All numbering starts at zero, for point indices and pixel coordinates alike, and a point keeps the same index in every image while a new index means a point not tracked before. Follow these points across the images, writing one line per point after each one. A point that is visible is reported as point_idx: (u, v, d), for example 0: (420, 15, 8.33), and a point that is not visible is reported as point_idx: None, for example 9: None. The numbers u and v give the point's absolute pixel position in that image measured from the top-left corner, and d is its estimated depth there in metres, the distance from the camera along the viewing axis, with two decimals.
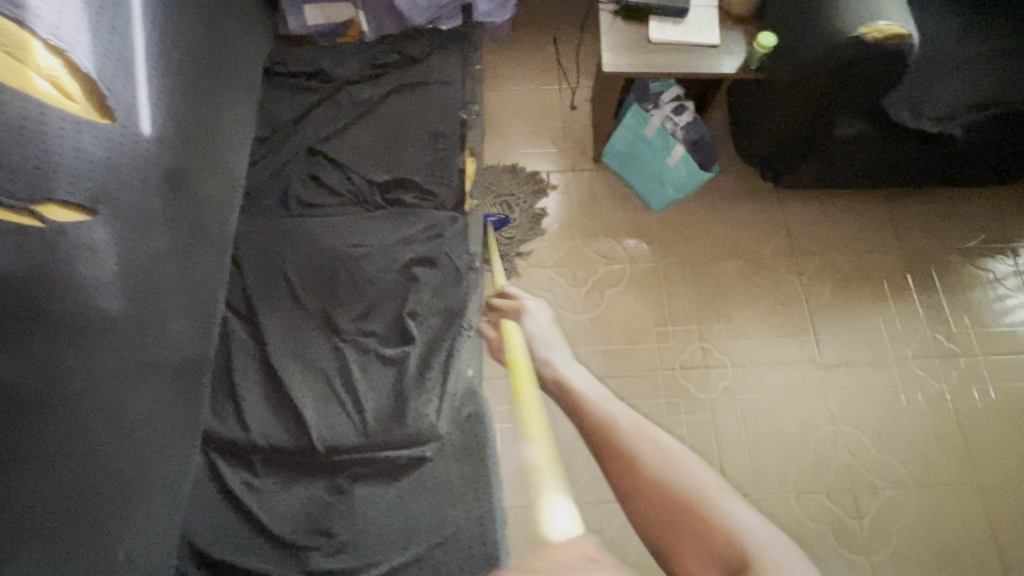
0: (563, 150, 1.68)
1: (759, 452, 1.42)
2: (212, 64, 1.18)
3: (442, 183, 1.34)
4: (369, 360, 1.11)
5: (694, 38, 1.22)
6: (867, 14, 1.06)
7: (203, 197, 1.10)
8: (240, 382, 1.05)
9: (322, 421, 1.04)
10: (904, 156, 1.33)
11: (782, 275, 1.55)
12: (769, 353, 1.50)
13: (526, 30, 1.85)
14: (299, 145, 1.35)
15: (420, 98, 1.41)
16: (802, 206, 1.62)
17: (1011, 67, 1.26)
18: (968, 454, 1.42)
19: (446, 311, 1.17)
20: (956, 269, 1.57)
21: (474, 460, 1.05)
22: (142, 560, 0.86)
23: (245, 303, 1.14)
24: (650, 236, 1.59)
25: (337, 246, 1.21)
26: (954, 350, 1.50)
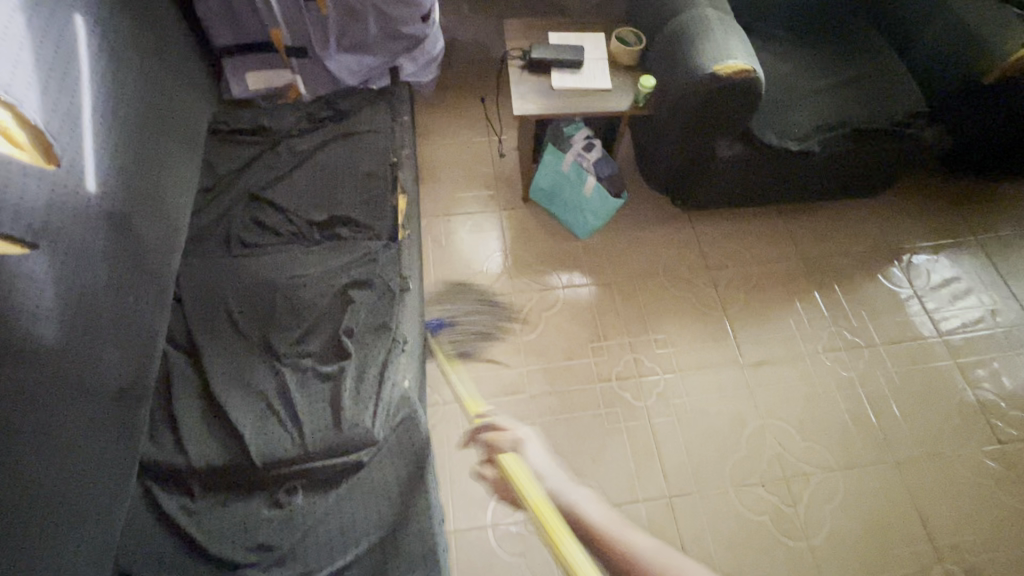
0: (498, 194, 1.98)
1: (694, 451, 1.57)
2: (155, 120, 1.28)
3: (375, 217, 1.39)
4: (306, 379, 1.14)
5: (588, 84, 1.52)
6: (720, 54, 1.35)
7: (144, 236, 1.19)
8: (180, 411, 1.10)
9: (258, 442, 1.05)
10: (786, 167, 1.62)
11: (694, 285, 1.82)
12: (694, 357, 1.70)
13: (460, 97, 2.16)
14: (240, 191, 1.42)
15: (351, 144, 1.51)
16: (711, 232, 1.91)
17: (849, 96, 1.59)
18: (882, 433, 1.61)
19: (379, 326, 1.21)
20: (840, 273, 1.88)
21: (409, 463, 1.06)
22: None
23: (186, 336, 1.21)
24: (581, 263, 1.85)
25: (278, 278, 1.28)
26: (845, 343, 1.75)
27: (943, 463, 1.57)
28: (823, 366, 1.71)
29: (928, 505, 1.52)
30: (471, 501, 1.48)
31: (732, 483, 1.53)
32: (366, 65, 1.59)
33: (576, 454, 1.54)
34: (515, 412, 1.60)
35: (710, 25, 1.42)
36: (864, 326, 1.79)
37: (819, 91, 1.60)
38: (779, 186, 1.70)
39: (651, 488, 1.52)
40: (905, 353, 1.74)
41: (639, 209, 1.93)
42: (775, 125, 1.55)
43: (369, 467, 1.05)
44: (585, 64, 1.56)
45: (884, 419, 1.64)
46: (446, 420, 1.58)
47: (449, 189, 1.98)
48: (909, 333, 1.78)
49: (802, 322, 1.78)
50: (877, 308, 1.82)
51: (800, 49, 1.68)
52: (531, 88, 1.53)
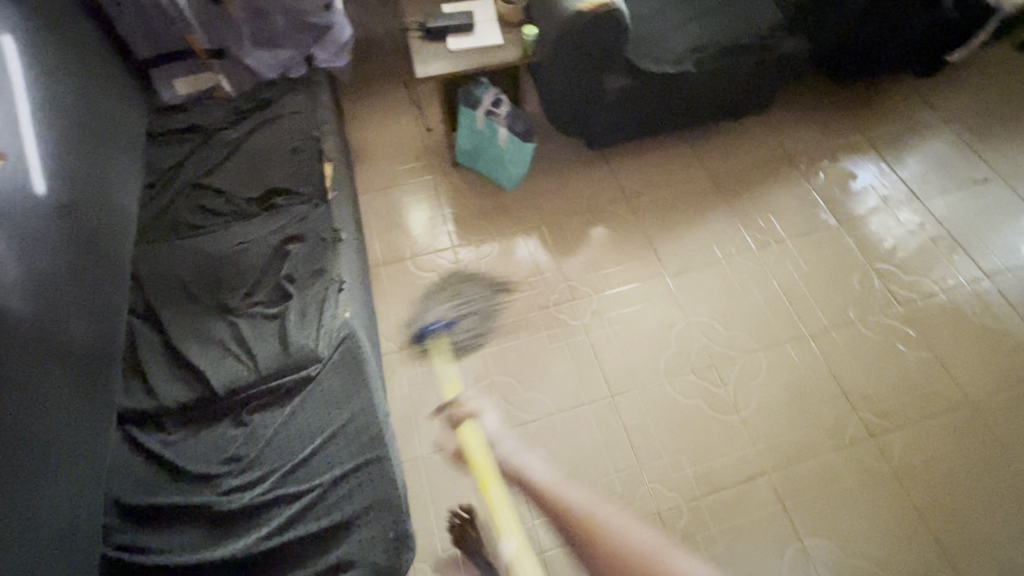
0: (429, 163, 2.15)
1: (632, 356, 1.73)
2: (91, 127, 1.43)
3: (305, 185, 1.55)
4: (256, 323, 1.28)
5: (481, 42, 1.70)
6: None
7: (91, 224, 1.33)
8: (147, 363, 1.24)
9: (219, 373, 1.19)
10: (673, 91, 1.80)
11: (617, 216, 1.99)
12: (622, 277, 1.87)
13: (383, 84, 2.33)
14: (182, 183, 1.57)
15: (278, 128, 1.66)
16: (626, 165, 2.09)
17: (712, 21, 1.78)
18: (797, 313, 1.79)
19: (317, 271, 1.36)
20: (746, 185, 2.06)
21: (352, 371, 1.20)
22: (76, 519, 1.02)
23: (146, 307, 1.35)
24: (511, 210, 2.02)
25: (225, 248, 1.43)
26: (756, 244, 1.93)
27: (851, 331, 1.76)
28: (737, 265, 1.88)
29: (837, 363, 1.71)
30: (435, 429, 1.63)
31: (668, 377, 1.69)
32: (283, 58, 1.74)
33: (525, 376, 1.70)
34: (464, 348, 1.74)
35: None
36: (771, 227, 1.97)
37: (686, 19, 1.78)
38: (673, 111, 1.89)
39: (596, 391, 1.68)
40: (810, 244, 1.93)
41: (558, 156, 2.10)
42: (652, 54, 1.73)
43: (318, 381, 1.19)
44: (477, 27, 1.74)
45: (797, 301, 1.81)
46: (403, 365, 1.73)
47: (385, 166, 2.15)
48: (813, 226, 1.97)
49: (716, 231, 1.96)
50: (780, 208, 2.01)
51: None
52: (431, 53, 1.70)
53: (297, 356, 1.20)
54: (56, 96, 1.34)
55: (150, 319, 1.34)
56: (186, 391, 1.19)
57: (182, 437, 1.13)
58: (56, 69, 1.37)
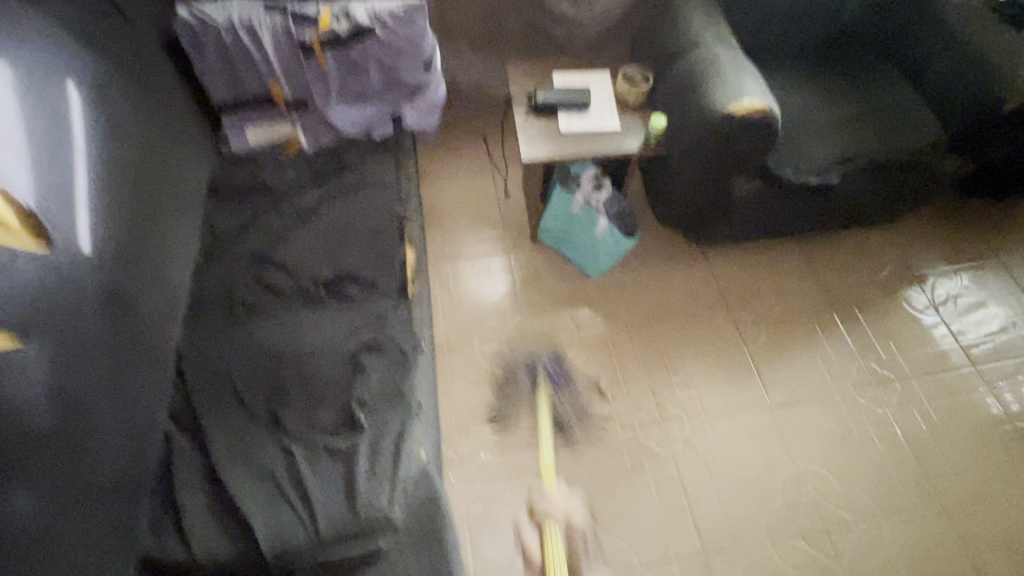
0: (506, 234, 1.94)
1: (729, 505, 1.48)
2: (153, 187, 1.24)
3: (383, 274, 1.34)
4: (317, 458, 1.06)
5: (598, 126, 1.48)
6: (733, 94, 1.31)
7: (137, 311, 1.12)
8: (181, 495, 1.02)
9: (269, 529, 0.97)
10: (805, 200, 1.57)
11: (715, 324, 1.75)
12: (720, 402, 1.63)
13: (462, 136, 2.12)
14: (243, 252, 1.37)
15: (357, 198, 1.46)
16: (726, 264, 1.86)
17: (861, 126, 1.55)
18: (926, 474, 1.53)
19: (393, 394, 1.14)
20: (863, 304, 1.81)
21: (431, 547, 0.97)
22: None
23: (187, 412, 1.14)
24: (594, 302, 1.80)
25: (285, 346, 1.21)
26: (876, 378, 1.67)
27: (989, 505, 1.49)
28: (854, 404, 1.63)
29: (973, 546, 1.44)
30: (495, 568, 1.39)
31: (771, 539, 1.44)
32: (368, 115, 1.55)
33: (602, 514, 1.46)
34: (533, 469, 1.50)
35: (722, 64, 1.38)
36: (893, 360, 1.71)
37: (831, 122, 1.56)
38: (799, 219, 1.66)
39: (685, 544, 1.43)
40: (939, 387, 1.67)
41: (651, 246, 1.88)
42: (794, 160, 1.51)
43: (389, 556, 0.96)
44: (592, 106, 1.53)
45: (924, 457, 1.55)
46: (463, 479, 1.50)
47: (456, 232, 1.94)
48: (941, 364, 1.70)
49: (828, 356, 1.71)
50: (902, 338, 1.75)
51: (803, 79, 1.65)
52: (538, 132, 1.49)
53: (374, 519, 0.98)
54: (115, 156, 1.14)
55: (190, 429, 1.12)
56: (227, 545, 0.97)
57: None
58: (124, 122, 1.18)
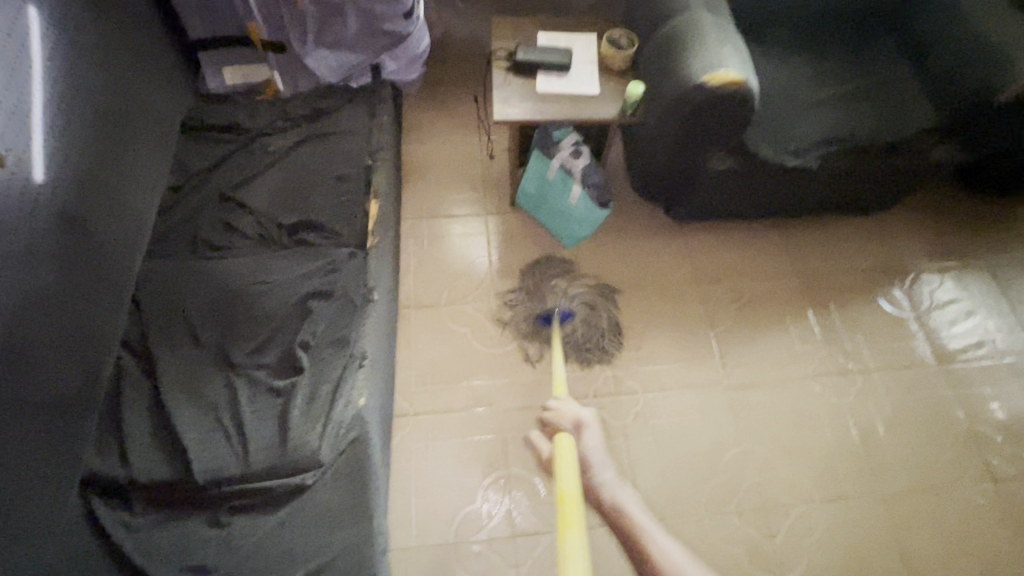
0: (486, 196, 1.92)
1: (672, 478, 1.51)
2: (121, 114, 1.25)
3: (344, 224, 1.35)
4: (258, 394, 1.10)
5: (575, 89, 1.45)
6: (710, 63, 1.27)
7: (98, 237, 1.15)
8: (128, 417, 1.08)
9: (203, 455, 1.02)
10: (782, 183, 1.53)
11: (685, 301, 1.74)
12: (678, 378, 1.64)
13: (452, 93, 2.08)
14: (211, 192, 1.38)
15: (328, 146, 1.46)
16: (704, 243, 1.83)
17: (851, 109, 1.49)
18: (872, 464, 1.54)
19: (338, 341, 1.16)
20: (838, 294, 1.78)
21: (355, 486, 1.02)
22: None
23: (141, 340, 1.18)
24: (565, 270, 1.79)
25: (241, 285, 1.24)
26: (838, 369, 1.67)
27: (931, 501, 1.51)
28: (812, 392, 1.63)
29: (906, 536, 1.46)
30: (437, 515, 1.44)
31: (709, 513, 1.47)
32: (347, 63, 1.52)
33: (544, 471, 1.50)
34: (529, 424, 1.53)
35: (706, 31, 1.32)
36: (858, 351, 1.70)
37: (819, 102, 1.50)
38: (775, 201, 1.62)
39: (625, 512, 1.46)
40: (901, 383, 1.66)
41: (630, 219, 1.86)
42: (772, 140, 1.46)
43: (314, 491, 1.02)
44: (574, 68, 1.48)
45: (871, 447, 1.57)
46: (415, 431, 1.53)
47: (436, 190, 1.92)
48: (906, 360, 1.69)
49: (793, 342, 1.70)
50: (872, 331, 1.73)
51: (798, 54, 1.59)
52: (515, 91, 1.46)
53: (303, 456, 1.02)
54: (84, 85, 1.15)
55: (142, 357, 1.16)
56: (164, 467, 1.02)
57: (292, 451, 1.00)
58: (91, 48, 1.18)
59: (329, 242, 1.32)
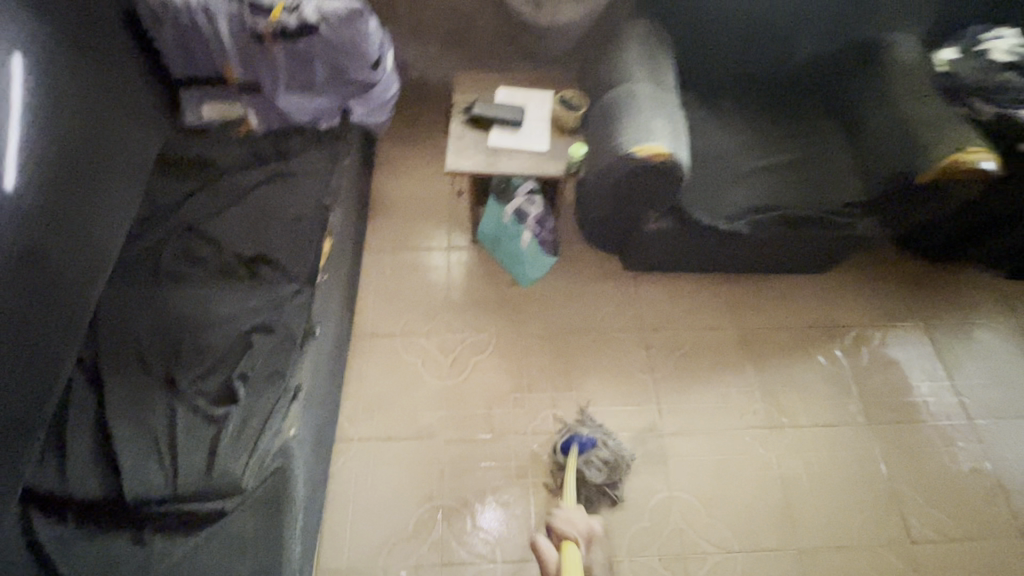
0: (449, 233, 2.01)
1: (598, 520, 1.57)
2: (93, 151, 1.36)
3: (297, 259, 1.44)
4: (193, 421, 1.18)
5: (524, 145, 1.54)
6: (641, 135, 1.36)
7: (59, 264, 1.24)
8: (71, 436, 1.16)
9: (134, 477, 1.10)
10: (720, 243, 1.61)
11: (628, 346, 1.82)
12: (614, 421, 1.70)
13: (426, 131, 2.19)
14: (177, 223, 1.48)
15: (290, 184, 1.56)
16: (653, 290, 1.91)
17: (785, 180, 1.58)
18: (794, 518, 1.60)
19: (274, 374, 1.26)
20: (777, 348, 1.85)
21: (271, 514, 1.10)
22: None
23: (95, 362, 1.27)
24: (517, 308, 1.87)
25: (192, 315, 1.33)
26: (770, 422, 1.73)
27: (848, 558, 1.56)
28: (742, 442, 1.70)
29: None
30: (368, 541, 1.51)
31: (630, 555, 1.53)
32: (318, 106, 1.63)
33: (476, 504, 1.57)
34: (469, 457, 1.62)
35: (641, 102, 1.42)
36: (790, 405, 1.76)
37: (753, 170, 1.59)
38: (716, 259, 1.70)
39: None
40: (829, 439, 1.72)
41: (583, 264, 1.95)
42: (708, 203, 1.55)
43: (231, 516, 1.09)
44: (525, 125, 1.58)
45: (794, 499, 1.63)
46: (356, 458, 1.60)
47: (402, 223, 2.02)
48: (837, 417, 1.76)
49: (729, 393, 1.77)
50: (806, 386, 1.80)
51: (741, 122, 1.68)
52: (468, 144, 1.55)
53: (226, 483, 1.11)
54: (57, 123, 1.26)
55: (92, 378, 1.25)
56: (98, 485, 1.10)
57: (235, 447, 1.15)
58: (68, 92, 1.30)
59: (278, 276, 1.41)
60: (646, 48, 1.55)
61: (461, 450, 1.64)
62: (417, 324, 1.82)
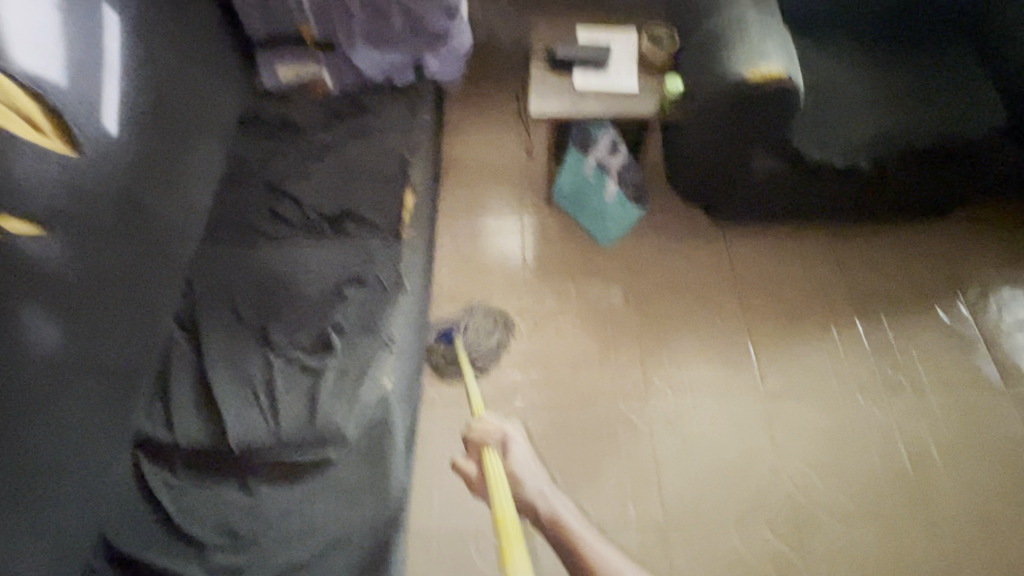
0: (521, 194, 1.93)
1: (697, 486, 1.46)
2: (182, 108, 1.35)
3: (381, 213, 1.40)
4: (291, 372, 1.16)
5: (612, 86, 1.43)
6: (753, 58, 1.25)
7: (155, 220, 1.25)
8: (175, 387, 1.16)
9: (237, 426, 1.09)
10: (831, 185, 1.47)
11: (721, 305, 1.69)
12: (710, 383, 1.59)
13: (494, 92, 2.12)
14: (261, 181, 1.46)
15: (367, 140, 1.52)
16: (744, 245, 1.77)
17: (909, 109, 1.42)
18: (920, 487, 1.44)
19: (368, 324, 1.22)
20: (891, 304, 1.68)
21: (375, 463, 1.07)
22: (50, 556, 0.95)
23: (192, 316, 1.27)
24: (598, 268, 1.77)
25: (281, 269, 1.31)
26: (888, 383, 1.57)
27: (988, 531, 1.39)
28: (856, 405, 1.54)
29: (953, 567, 1.36)
30: (458, 505, 1.46)
31: (736, 524, 1.41)
32: (393, 61, 1.59)
33: (568, 469, 1.49)
34: (558, 420, 1.55)
35: (748, 26, 1.30)
36: (910, 365, 1.59)
37: (871, 101, 1.43)
38: (822, 205, 1.54)
39: (645, 513, 1.43)
40: (957, 401, 1.54)
41: (667, 220, 1.83)
42: (820, 139, 1.41)
43: (335, 466, 1.07)
44: (612, 65, 1.48)
45: (920, 466, 1.47)
46: (441, 421, 1.56)
47: (474, 186, 1.96)
48: (966, 379, 1.57)
49: (837, 352, 1.61)
50: (926, 344, 1.62)
51: (851, 51, 1.52)
52: (552, 87, 1.46)
53: (329, 432, 1.07)
54: (148, 78, 1.26)
55: (191, 332, 1.25)
56: (203, 433, 1.09)
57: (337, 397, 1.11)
58: (157, 48, 1.29)
59: (362, 229, 1.38)
60: None
61: (549, 411, 1.57)
62: (496, 286, 1.76)
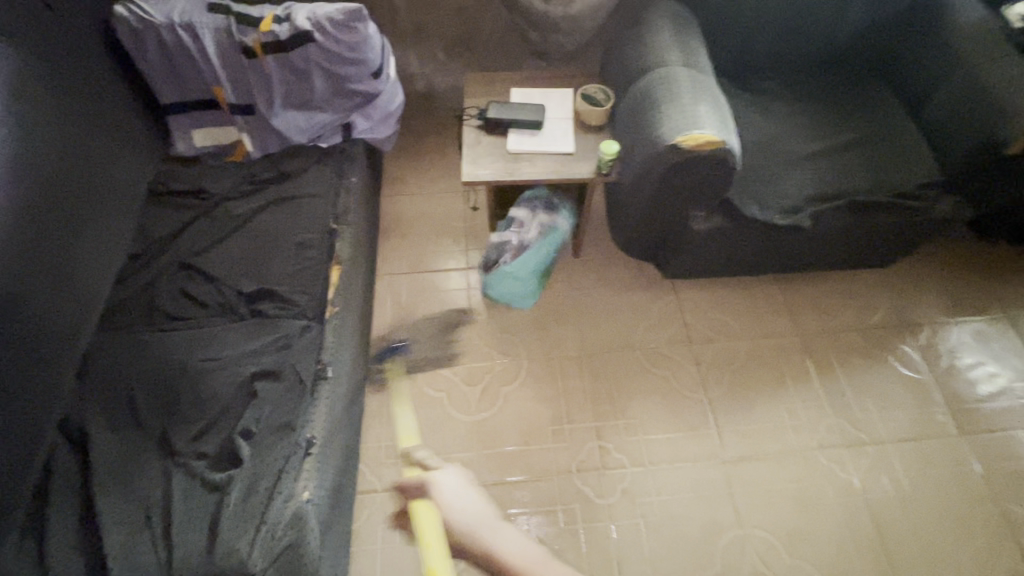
0: (466, 252, 1.84)
1: (660, 568, 1.36)
2: (74, 185, 1.22)
3: (304, 292, 1.28)
4: (192, 488, 1.02)
5: (548, 147, 1.38)
6: (686, 123, 1.20)
7: (36, 319, 1.08)
8: (55, 515, 1.00)
9: (123, 564, 0.94)
10: (776, 241, 1.43)
11: (675, 362, 1.63)
12: (668, 450, 1.50)
13: (436, 145, 2.04)
14: (170, 260, 1.33)
15: (290, 210, 1.41)
16: (697, 299, 1.73)
17: (846, 164, 1.40)
18: (888, 552, 1.38)
19: (284, 426, 1.09)
20: (844, 355, 1.64)
21: None
22: None
23: (81, 423, 1.11)
24: (548, 328, 1.69)
25: (186, 362, 1.17)
26: (847, 439, 1.52)
27: None
28: (817, 465, 1.48)
29: None
30: None
31: None
32: (318, 123, 1.49)
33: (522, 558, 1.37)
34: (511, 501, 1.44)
35: (680, 88, 1.26)
36: (868, 418, 1.55)
37: (808, 155, 1.42)
38: (768, 258, 1.51)
39: None
40: (917, 455, 1.50)
41: (618, 275, 1.77)
42: (761, 197, 1.38)
43: None
44: (547, 125, 1.43)
45: (886, 529, 1.41)
46: (382, 511, 1.42)
47: (416, 245, 1.86)
48: (923, 430, 1.53)
49: (795, 408, 1.56)
50: (882, 395, 1.58)
51: (785, 105, 1.52)
52: (486, 150, 1.39)
53: (230, 566, 0.94)
54: (32, 157, 1.13)
55: (80, 442, 1.09)
56: (84, 573, 0.94)
57: (242, 522, 0.98)
58: (42, 125, 1.16)
59: (283, 310, 1.26)
60: (676, 31, 1.40)
61: (500, 492, 1.45)
62: (441, 354, 1.65)
